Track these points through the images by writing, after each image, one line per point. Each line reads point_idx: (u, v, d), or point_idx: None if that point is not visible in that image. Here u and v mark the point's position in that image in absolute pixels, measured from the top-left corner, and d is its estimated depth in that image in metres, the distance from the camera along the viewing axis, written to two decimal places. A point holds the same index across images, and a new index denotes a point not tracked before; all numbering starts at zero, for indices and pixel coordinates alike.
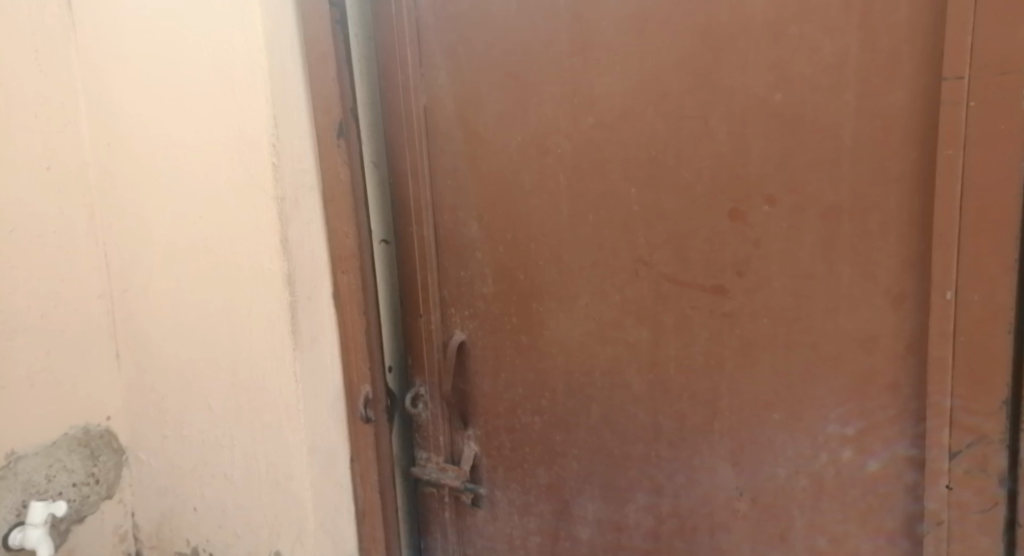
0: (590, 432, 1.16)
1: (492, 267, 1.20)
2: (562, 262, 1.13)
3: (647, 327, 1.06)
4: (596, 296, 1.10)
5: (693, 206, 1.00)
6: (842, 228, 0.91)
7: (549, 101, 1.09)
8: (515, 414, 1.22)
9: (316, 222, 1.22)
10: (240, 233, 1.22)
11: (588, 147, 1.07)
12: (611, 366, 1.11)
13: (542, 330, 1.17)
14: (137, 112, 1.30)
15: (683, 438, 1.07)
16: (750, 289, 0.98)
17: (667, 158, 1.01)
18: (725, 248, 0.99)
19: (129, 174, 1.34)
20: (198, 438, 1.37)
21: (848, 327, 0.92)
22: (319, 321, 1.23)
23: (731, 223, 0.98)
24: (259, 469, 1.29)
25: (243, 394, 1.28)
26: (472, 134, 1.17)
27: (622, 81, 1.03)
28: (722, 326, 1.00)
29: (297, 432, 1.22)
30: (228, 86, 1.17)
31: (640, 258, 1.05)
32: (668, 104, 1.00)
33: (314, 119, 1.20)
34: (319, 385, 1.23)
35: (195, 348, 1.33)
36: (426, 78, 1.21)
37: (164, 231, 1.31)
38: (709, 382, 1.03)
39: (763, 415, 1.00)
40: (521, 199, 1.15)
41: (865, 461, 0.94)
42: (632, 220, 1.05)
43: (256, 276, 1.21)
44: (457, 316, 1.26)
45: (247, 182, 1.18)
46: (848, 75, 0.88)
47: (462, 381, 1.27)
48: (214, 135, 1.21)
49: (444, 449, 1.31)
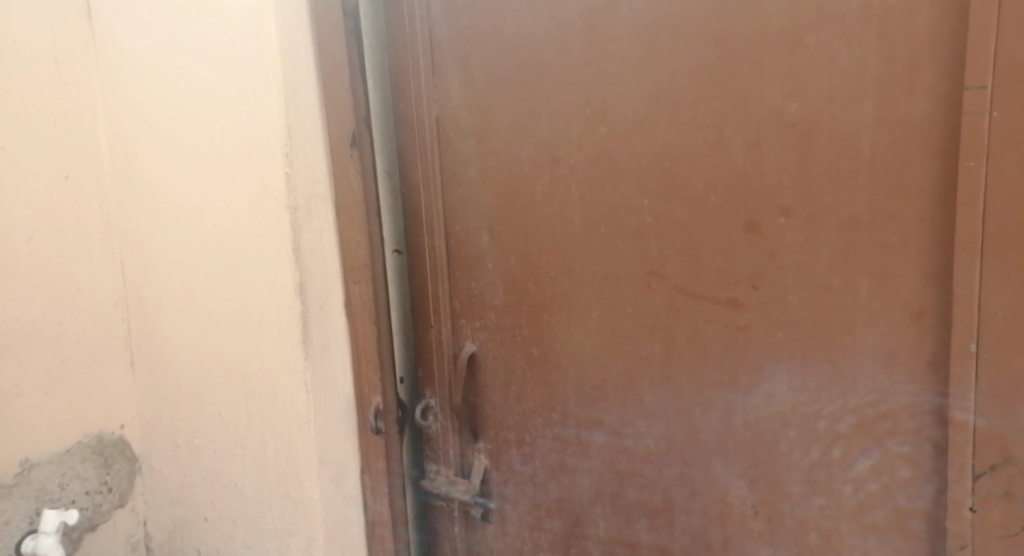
0: (601, 446, 1.14)
1: (503, 277, 1.19)
2: (573, 273, 1.11)
3: (659, 340, 1.05)
4: (608, 308, 1.09)
5: (706, 217, 0.98)
6: (860, 241, 0.89)
7: (562, 111, 1.08)
8: (526, 426, 1.21)
9: (328, 232, 1.22)
10: (252, 243, 1.22)
11: (601, 157, 1.06)
12: (623, 379, 1.09)
13: (553, 342, 1.16)
14: (153, 121, 1.30)
15: (697, 453, 1.04)
16: (766, 302, 0.95)
17: (681, 168, 0.99)
18: (739, 260, 0.96)
19: (145, 183, 1.34)
20: (210, 448, 1.37)
21: (867, 342, 0.90)
22: (330, 331, 1.23)
23: (745, 234, 0.95)
24: (270, 479, 1.29)
25: (255, 404, 1.29)
26: (484, 144, 1.16)
27: (635, 91, 1.01)
28: (737, 340, 0.98)
29: (307, 442, 1.22)
30: (243, 97, 1.17)
31: (652, 269, 1.04)
32: (682, 114, 0.98)
33: (328, 129, 1.20)
34: (330, 395, 1.24)
35: (207, 356, 1.33)
36: (438, 89, 1.20)
37: (179, 242, 1.32)
38: (723, 397, 1.01)
39: (777, 432, 0.97)
40: (532, 210, 1.14)
41: (886, 479, 0.91)
42: (645, 231, 1.03)
43: (268, 287, 1.21)
44: (468, 327, 1.24)
45: (260, 193, 1.19)
46: (866, 84, 0.86)
47: (473, 393, 1.26)
48: (228, 145, 1.21)
49: (454, 462, 1.30)
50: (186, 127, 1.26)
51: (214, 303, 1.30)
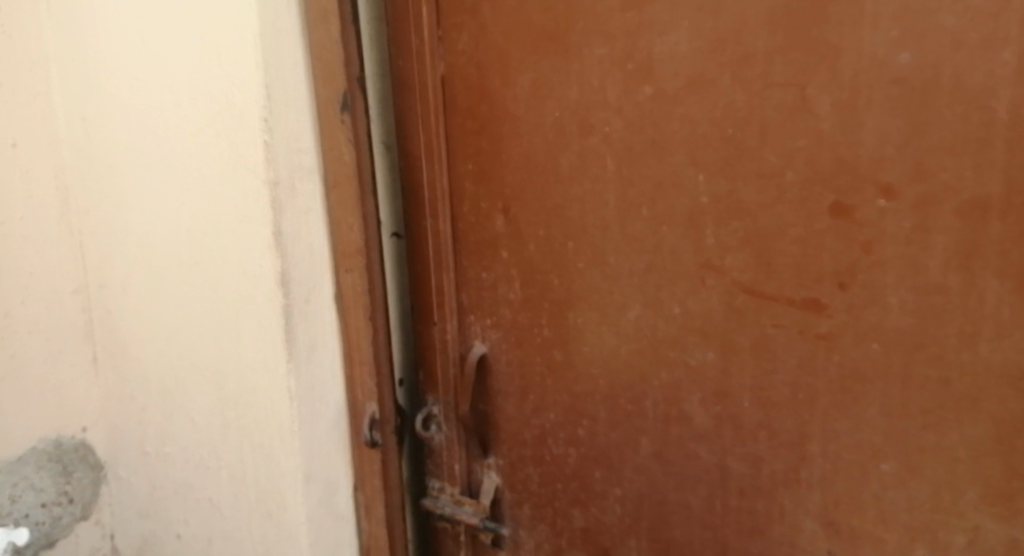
0: (636, 470, 0.96)
1: (519, 268, 1.01)
2: (606, 265, 0.93)
3: (713, 349, 0.87)
4: (649, 308, 0.91)
5: (780, 199, 0.79)
6: (988, 231, 0.70)
7: (596, 68, 0.89)
8: (545, 443, 1.04)
9: (316, 212, 1.04)
10: (226, 224, 1.03)
11: (644, 123, 0.87)
12: (667, 393, 0.91)
13: (579, 346, 0.98)
14: (112, 77, 1.10)
15: (758, 486, 0.86)
16: (856, 306, 0.76)
17: (748, 138, 0.80)
18: (822, 252, 0.77)
19: (105, 152, 1.15)
20: (183, 457, 1.19)
21: (992, 360, 0.71)
22: (317, 328, 1.06)
23: (831, 220, 0.76)
24: (249, 496, 1.12)
25: (232, 410, 1.11)
26: (501, 109, 0.97)
27: (690, 41, 0.82)
28: (816, 351, 0.79)
29: (291, 457, 1.05)
30: (213, 50, 0.98)
31: (707, 262, 0.85)
32: (750, 70, 0.79)
33: (315, 89, 1.01)
34: (318, 401, 1.07)
35: (179, 354, 1.15)
36: (445, 43, 1.00)
37: (145, 222, 1.13)
38: (796, 420, 0.82)
39: (865, 467, 0.79)
40: (557, 188, 0.95)
41: (1008, 531, 0.73)
42: (699, 215, 0.85)
43: (244, 275, 1.03)
44: (477, 324, 1.07)
45: (234, 164, 1.00)
46: (1008, 28, 0.66)
47: (482, 401, 1.09)
48: (196, 106, 1.02)
49: (460, 479, 1.13)
50: (151, 85, 1.06)
51: (184, 294, 1.11)
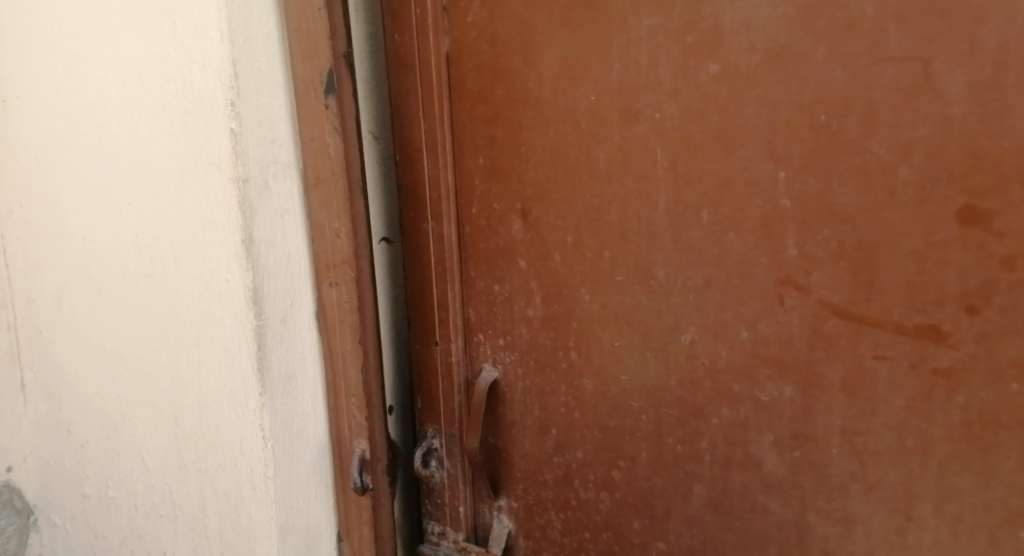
0: (687, 523, 0.81)
1: (542, 280, 0.84)
2: (654, 280, 0.77)
3: (793, 384, 0.71)
4: (709, 332, 0.75)
5: (890, 202, 0.64)
6: None
7: (647, 40, 0.73)
8: (570, 486, 0.88)
9: (293, 214, 0.86)
10: (182, 227, 0.84)
11: (708, 108, 0.71)
12: (729, 435, 0.76)
13: (617, 374, 0.82)
14: (38, 46, 0.89)
15: (848, 549, 0.72)
16: (989, 335, 0.63)
17: (849, 126, 0.65)
18: (946, 269, 0.63)
19: (32, 138, 0.94)
20: (130, 503, 0.99)
21: None
22: (295, 353, 0.88)
23: (960, 229, 0.62)
24: (210, 551, 0.93)
25: (191, 449, 0.92)
26: (522, 91, 0.80)
27: (773, 6, 0.66)
28: (933, 388, 0.65)
29: (264, 508, 0.87)
30: (166, 16, 0.79)
31: (788, 278, 0.70)
32: (854, 42, 0.63)
33: (293, 67, 0.83)
34: (297, 441, 0.89)
35: (126, 380, 0.96)
36: (452, 14, 0.82)
37: (83, 225, 0.93)
38: (902, 472, 0.68)
39: (992, 530, 0.66)
40: (594, 187, 0.78)
41: None
42: (778, 220, 0.69)
43: (207, 291, 0.84)
44: (487, 346, 0.90)
45: (193, 155, 0.81)
46: None
47: (493, 434, 0.92)
48: (145, 84, 0.82)
49: (464, 524, 0.95)
50: (88, 58, 0.86)
51: (133, 309, 0.91)
